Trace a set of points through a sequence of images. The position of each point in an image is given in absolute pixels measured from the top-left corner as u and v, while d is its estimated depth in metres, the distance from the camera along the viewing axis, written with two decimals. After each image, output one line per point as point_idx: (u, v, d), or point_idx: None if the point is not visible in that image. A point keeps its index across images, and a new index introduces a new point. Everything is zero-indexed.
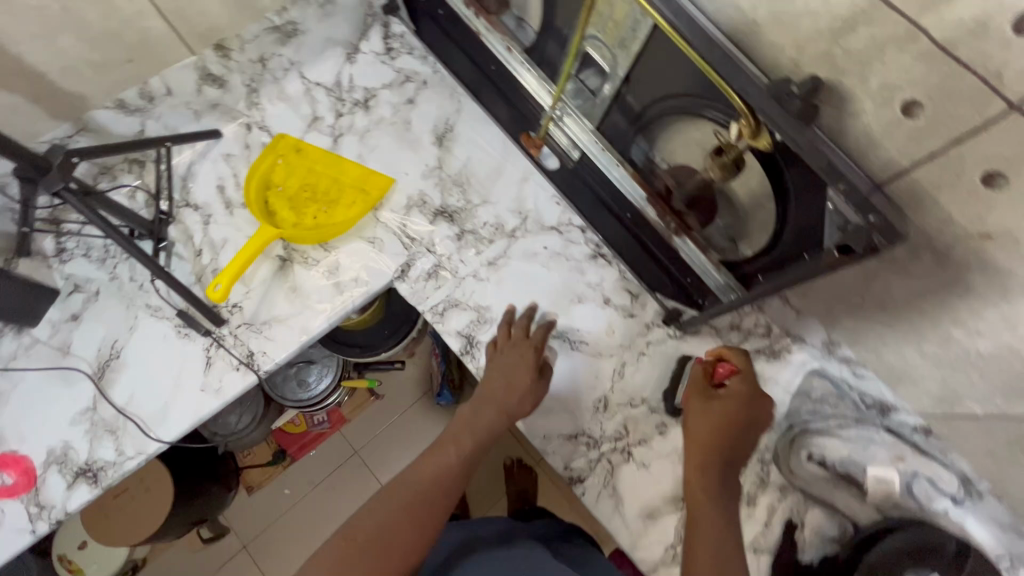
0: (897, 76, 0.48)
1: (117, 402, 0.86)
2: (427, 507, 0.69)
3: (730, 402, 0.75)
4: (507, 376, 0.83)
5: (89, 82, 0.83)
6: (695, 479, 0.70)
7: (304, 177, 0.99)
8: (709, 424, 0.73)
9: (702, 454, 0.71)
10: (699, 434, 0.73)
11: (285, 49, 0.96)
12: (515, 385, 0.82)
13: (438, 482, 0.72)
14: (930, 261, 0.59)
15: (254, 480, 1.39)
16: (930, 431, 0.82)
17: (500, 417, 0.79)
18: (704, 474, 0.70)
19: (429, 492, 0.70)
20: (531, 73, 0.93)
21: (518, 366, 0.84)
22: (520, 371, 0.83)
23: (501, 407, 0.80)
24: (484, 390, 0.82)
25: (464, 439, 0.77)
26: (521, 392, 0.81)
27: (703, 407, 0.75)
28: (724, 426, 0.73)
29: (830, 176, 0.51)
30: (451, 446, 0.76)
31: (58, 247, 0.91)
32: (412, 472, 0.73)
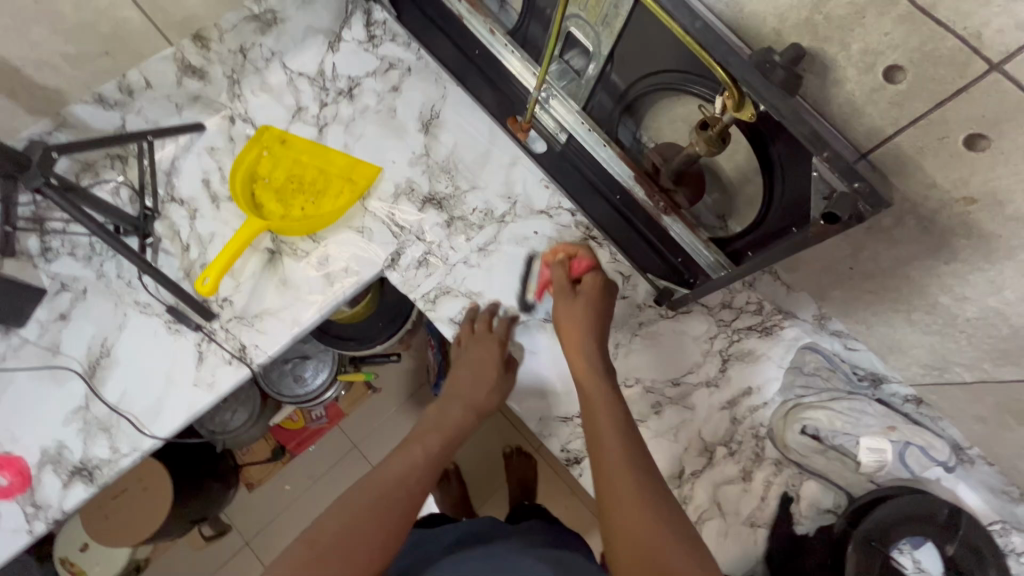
0: (878, 40, 0.48)
1: (110, 400, 0.86)
2: (400, 501, 0.67)
3: (590, 299, 0.78)
4: (475, 371, 0.84)
5: (66, 75, 0.81)
6: (591, 383, 0.72)
7: (290, 169, 0.98)
8: (571, 320, 0.77)
9: (584, 353, 0.75)
10: (589, 358, 0.75)
11: (265, 38, 0.96)
12: (481, 380, 0.84)
13: (410, 478, 0.70)
14: (915, 229, 0.60)
15: (254, 477, 1.38)
16: (921, 401, 0.84)
17: (469, 412, 0.81)
18: (595, 385, 0.72)
19: (400, 489, 0.68)
20: (515, 57, 0.92)
21: (484, 360, 0.85)
22: (486, 366, 0.85)
23: (469, 403, 0.81)
24: (452, 388, 0.83)
25: (431, 437, 0.76)
26: (488, 386, 0.83)
27: (563, 310, 0.79)
28: (583, 327, 0.76)
29: (814, 145, 0.50)
30: (419, 443, 0.75)
31: (42, 246, 0.90)
32: (382, 471, 0.71)
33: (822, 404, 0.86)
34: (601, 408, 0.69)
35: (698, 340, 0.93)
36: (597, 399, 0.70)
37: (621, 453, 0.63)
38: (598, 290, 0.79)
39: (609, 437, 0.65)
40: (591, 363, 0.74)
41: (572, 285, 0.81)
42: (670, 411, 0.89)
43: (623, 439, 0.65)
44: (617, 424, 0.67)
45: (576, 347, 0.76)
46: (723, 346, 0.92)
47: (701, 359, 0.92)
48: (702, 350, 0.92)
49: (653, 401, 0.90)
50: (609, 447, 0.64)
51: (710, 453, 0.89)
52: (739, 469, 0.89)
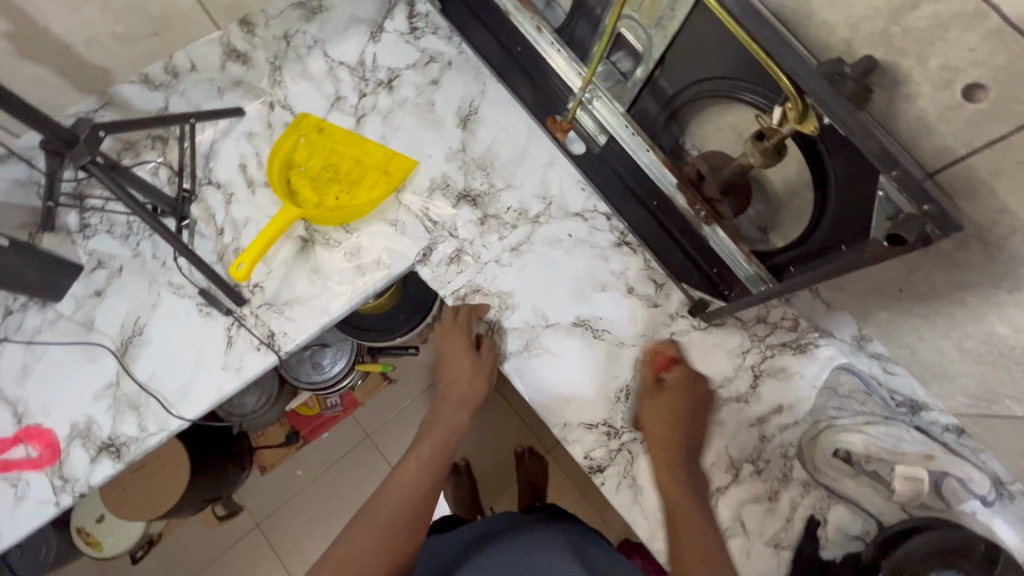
0: (961, 56, 0.46)
1: (140, 378, 0.86)
2: (411, 517, 0.73)
3: (678, 397, 0.82)
4: (458, 367, 0.88)
5: (115, 54, 0.82)
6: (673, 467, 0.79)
7: (327, 157, 0.98)
8: (659, 419, 0.81)
9: (674, 442, 0.80)
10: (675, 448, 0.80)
11: (309, 26, 0.97)
12: (465, 375, 0.88)
13: (417, 491, 0.75)
14: (978, 254, 0.57)
15: (267, 461, 1.38)
16: (963, 431, 0.79)
17: (458, 408, 0.86)
18: (676, 469, 0.79)
19: (409, 503, 0.74)
20: (559, 54, 0.91)
21: (458, 353, 0.89)
22: (462, 358, 0.88)
23: (457, 400, 0.86)
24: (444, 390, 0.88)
25: (428, 443, 0.82)
26: (473, 377, 0.87)
27: (652, 400, 0.83)
28: (677, 424, 0.81)
29: (883, 163, 0.48)
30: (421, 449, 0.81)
31: (82, 222, 0.91)
32: (389, 486, 0.76)
33: (856, 428, 0.84)
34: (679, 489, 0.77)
35: (730, 353, 0.91)
36: (679, 484, 0.78)
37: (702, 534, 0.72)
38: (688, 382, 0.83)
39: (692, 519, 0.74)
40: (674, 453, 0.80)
41: (659, 379, 0.85)
42: None
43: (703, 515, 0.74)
44: (698, 510, 0.75)
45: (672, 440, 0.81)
46: (755, 361, 0.90)
47: (732, 373, 0.90)
48: (733, 365, 0.90)
49: None
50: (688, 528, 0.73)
51: (737, 470, 0.87)
52: (765, 488, 0.86)
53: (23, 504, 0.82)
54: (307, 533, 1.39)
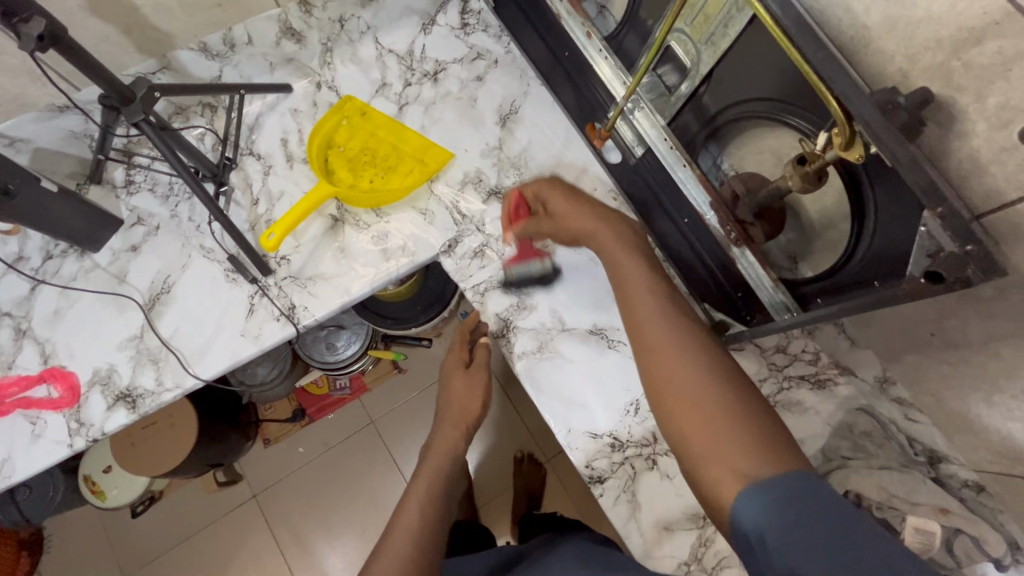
0: (1022, 97, 0.45)
1: (162, 333, 0.89)
2: (429, 529, 0.72)
3: (570, 205, 0.77)
4: (460, 390, 0.91)
5: (179, 21, 0.84)
6: (634, 288, 0.65)
7: (365, 141, 1.00)
8: (579, 225, 0.75)
9: (619, 263, 0.69)
10: (611, 249, 0.70)
11: (364, 12, 0.98)
12: (467, 395, 0.91)
13: (432, 508, 0.75)
14: (1019, 303, 0.55)
15: (271, 433, 1.42)
16: (982, 488, 0.76)
17: (456, 428, 0.88)
18: (636, 294, 0.64)
19: (428, 517, 0.74)
20: (605, 61, 0.89)
21: (455, 374, 0.93)
22: (461, 379, 0.92)
23: (455, 419, 0.89)
24: (444, 413, 0.91)
25: (436, 464, 0.83)
26: (468, 396, 0.91)
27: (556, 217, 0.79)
28: (606, 239, 0.72)
29: (929, 198, 0.47)
30: (428, 470, 0.82)
31: (127, 178, 0.95)
32: (407, 502, 0.76)
33: (871, 473, 0.81)
34: (651, 318, 0.62)
35: None
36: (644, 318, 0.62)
37: (677, 361, 0.57)
38: (552, 190, 0.81)
39: (660, 348, 0.59)
40: (637, 281, 0.66)
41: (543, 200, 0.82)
42: None
43: (674, 344, 0.59)
44: (667, 328, 0.60)
45: (616, 262, 0.69)
46: (771, 392, 0.89)
47: None
48: None
49: None
50: (661, 358, 0.58)
51: None
52: None
53: (38, 442, 0.84)
54: (300, 512, 1.40)
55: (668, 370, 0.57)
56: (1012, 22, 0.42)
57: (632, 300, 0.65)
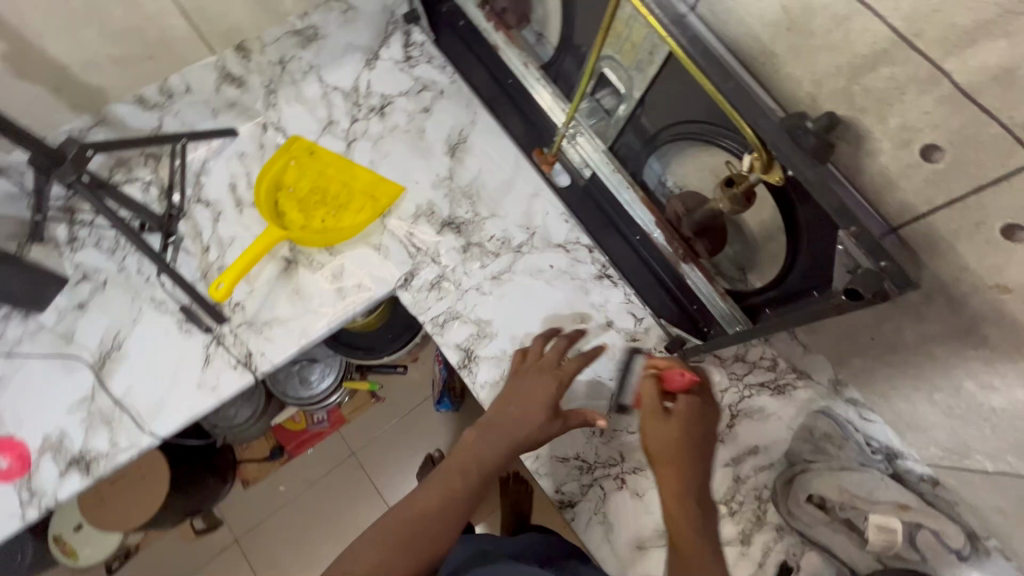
0: (917, 117, 0.47)
1: (115, 392, 0.87)
2: (424, 545, 0.60)
3: (672, 427, 0.66)
4: (535, 404, 0.72)
5: (112, 76, 0.82)
6: (690, 550, 0.59)
7: (314, 180, 1.00)
8: (666, 462, 0.65)
9: (680, 502, 0.63)
10: (678, 485, 0.64)
11: (305, 52, 0.98)
12: (541, 413, 0.71)
13: (441, 520, 0.62)
14: (944, 307, 0.56)
15: (249, 475, 1.39)
16: (938, 481, 0.79)
17: (515, 447, 0.69)
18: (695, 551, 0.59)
19: (434, 527, 0.61)
20: (545, 91, 0.91)
21: (542, 393, 0.73)
22: (547, 393, 0.73)
23: (518, 437, 0.69)
24: (506, 416, 0.72)
25: (474, 472, 0.66)
26: (537, 423, 0.71)
27: (649, 439, 0.67)
28: (685, 475, 0.64)
29: (841, 218, 0.49)
30: (458, 477, 0.65)
31: (70, 235, 0.93)
32: (414, 506, 0.63)
33: (832, 474, 0.83)
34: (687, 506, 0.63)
35: None
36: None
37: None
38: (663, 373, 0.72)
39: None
40: (688, 517, 0.62)
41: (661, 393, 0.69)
42: None
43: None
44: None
45: (675, 513, 0.63)
46: (733, 401, 0.90)
47: None
48: None
49: None
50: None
51: None
52: (738, 531, 0.85)
53: None
54: (285, 553, 1.36)
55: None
56: (899, 50, 0.44)
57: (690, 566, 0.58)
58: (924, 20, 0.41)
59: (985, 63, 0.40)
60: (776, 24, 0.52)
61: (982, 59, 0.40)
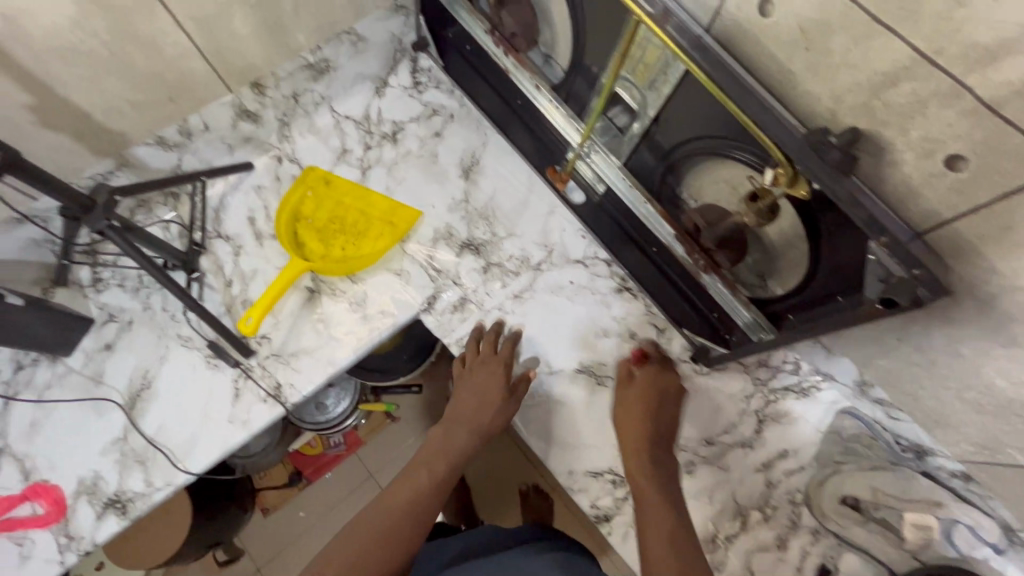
0: (940, 129, 0.48)
1: (147, 432, 0.87)
2: (401, 533, 0.66)
3: (636, 404, 0.84)
4: (481, 397, 0.85)
5: (133, 121, 0.83)
6: (645, 493, 0.74)
7: (332, 210, 1.01)
8: (630, 425, 0.82)
9: (636, 456, 0.79)
10: (633, 446, 0.80)
11: (317, 84, 1.00)
12: (486, 404, 0.84)
13: (414, 509, 0.70)
14: (972, 308, 0.58)
15: (269, 502, 1.38)
16: (970, 478, 0.79)
17: (472, 436, 0.81)
18: (647, 490, 0.74)
19: (405, 518, 0.68)
20: (558, 111, 0.93)
21: (489, 385, 0.86)
22: (492, 386, 0.86)
23: (473, 428, 0.82)
24: (458, 410, 0.84)
25: (437, 465, 0.76)
26: (491, 411, 0.84)
27: (619, 408, 0.85)
28: (648, 435, 0.81)
29: (871, 229, 0.50)
30: (423, 471, 0.75)
31: (94, 276, 0.93)
32: (383, 502, 0.71)
33: (864, 476, 0.84)
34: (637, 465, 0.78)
35: (735, 398, 0.92)
36: (649, 511, 0.71)
37: (666, 559, 0.63)
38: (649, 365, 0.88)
39: (656, 548, 0.65)
40: (643, 469, 0.77)
41: (630, 373, 0.89)
42: (704, 471, 0.89)
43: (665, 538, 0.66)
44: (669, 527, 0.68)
45: (634, 466, 0.78)
46: (759, 407, 0.91)
47: (737, 419, 0.91)
48: (738, 410, 0.92)
49: (687, 461, 0.89)
50: (656, 549, 0.65)
51: (745, 517, 0.87)
52: (774, 536, 0.86)
53: (27, 564, 0.81)
54: None
55: (659, 562, 0.63)
56: (920, 67, 0.46)
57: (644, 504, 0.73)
58: (945, 39, 0.43)
59: (1007, 77, 0.42)
60: (793, 44, 0.54)
61: (1004, 74, 0.42)
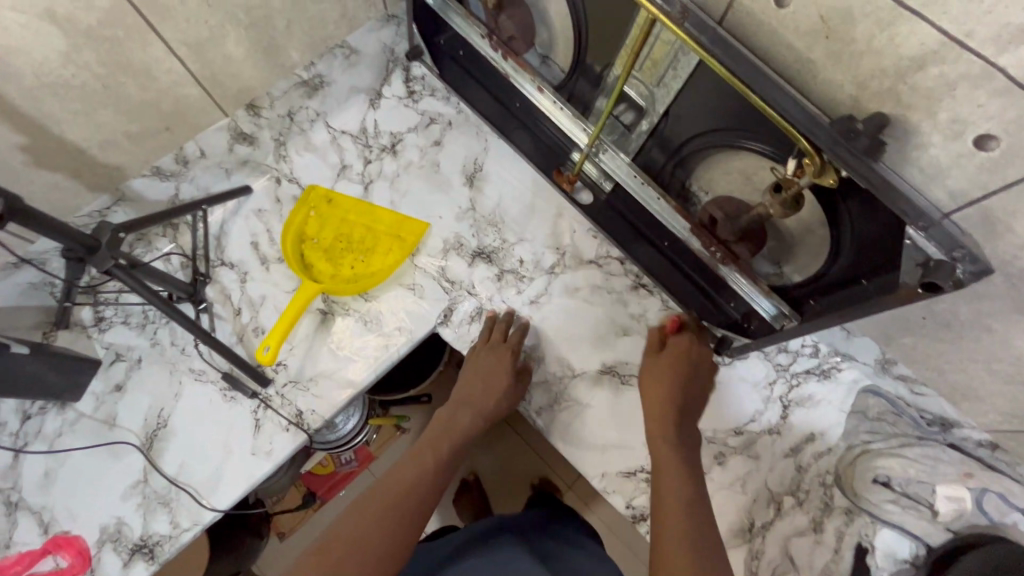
0: (970, 110, 0.48)
1: (168, 472, 0.84)
2: (402, 511, 0.73)
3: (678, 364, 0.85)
4: (487, 380, 0.88)
5: (128, 153, 0.80)
6: (663, 457, 0.77)
7: (337, 228, 0.99)
8: (664, 390, 0.83)
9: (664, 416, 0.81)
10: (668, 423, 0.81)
11: (311, 101, 0.97)
12: (492, 388, 0.88)
13: (416, 489, 0.76)
14: (1002, 283, 0.59)
15: (284, 526, 1.34)
16: (996, 445, 0.81)
17: (477, 418, 0.87)
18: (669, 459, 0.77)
19: (407, 498, 0.75)
20: (563, 113, 0.90)
21: (499, 371, 0.89)
22: (499, 373, 0.89)
23: (479, 410, 0.87)
24: (464, 393, 0.89)
25: (441, 446, 0.83)
26: (500, 394, 0.88)
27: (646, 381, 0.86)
28: (677, 401, 0.82)
29: (908, 214, 0.50)
30: (427, 453, 0.82)
31: (97, 316, 0.91)
32: (386, 484, 0.77)
33: (893, 453, 0.85)
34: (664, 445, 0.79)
35: (758, 385, 0.93)
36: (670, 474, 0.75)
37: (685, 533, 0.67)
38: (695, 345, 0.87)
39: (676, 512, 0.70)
40: (666, 428, 0.80)
41: (663, 342, 0.90)
42: (734, 462, 0.89)
43: (683, 503, 0.71)
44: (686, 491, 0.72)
45: (658, 442, 0.79)
46: (783, 392, 0.92)
47: (762, 406, 0.92)
48: (762, 398, 0.92)
49: (716, 452, 0.90)
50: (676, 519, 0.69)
51: (778, 504, 0.88)
52: (809, 520, 0.87)
53: None
54: None
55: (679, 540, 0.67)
56: (948, 50, 0.46)
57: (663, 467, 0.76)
58: (975, 21, 0.43)
59: None
60: (813, 33, 0.53)
61: None
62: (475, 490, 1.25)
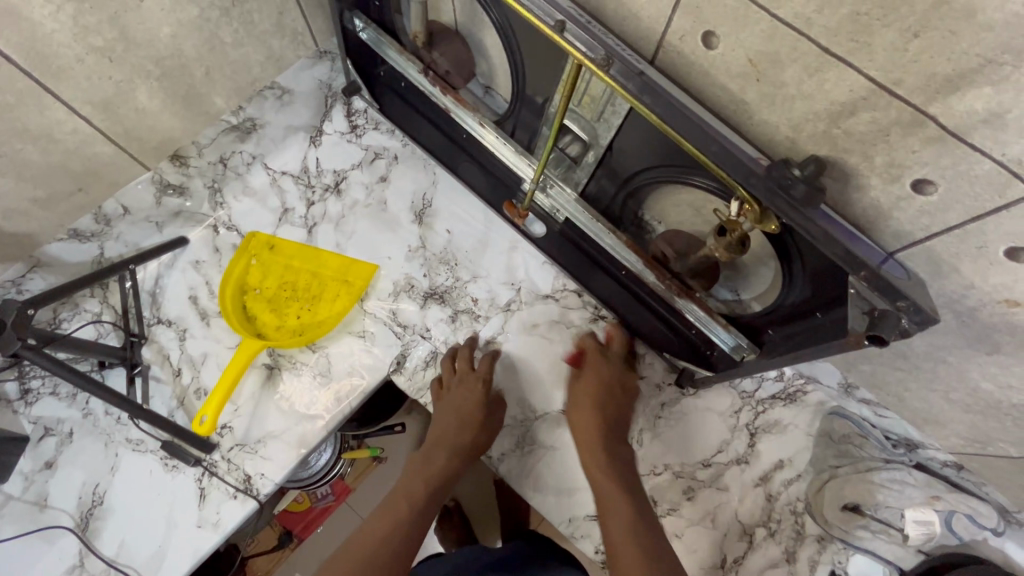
0: (906, 155, 0.46)
1: (106, 553, 0.80)
2: (381, 560, 0.71)
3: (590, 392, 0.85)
4: (458, 416, 0.84)
5: (38, 219, 0.74)
6: (601, 487, 0.79)
7: (281, 276, 0.94)
8: (585, 409, 0.85)
9: (590, 447, 0.82)
10: (594, 451, 0.82)
11: (245, 144, 0.92)
12: (465, 424, 0.84)
13: (392, 535, 0.73)
14: (953, 320, 0.57)
15: (260, 569, 1.18)
16: (961, 466, 0.80)
17: (453, 457, 0.83)
18: (607, 488, 0.78)
19: (384, 548, 0.72)
20: (506, 148, 0.85)
21: (469, 404, 0.85)
22: (469, 406, 0.85)
23: (454, 449, 0.83)
24: (439, 432, 0.85)
25: (417, 490, 0.79)
26: (472, 429, 0.84)
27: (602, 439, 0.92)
28: (596, 427, 0.83)
29: (849, 265, 0.48)
30: (400, 503, 0.77)
31: (22, 388, 0.82)
32: (363, 536, 0.74)
33: (861, 479, 0.82)
34: (590, 451, 0.82)
35: (724, 414, 0.90)
36: (609, 509, 0.76)
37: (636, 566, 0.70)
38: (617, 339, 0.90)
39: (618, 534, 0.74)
40: (596, 454, 0.82)
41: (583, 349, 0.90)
42: (703, 495, 0.88)
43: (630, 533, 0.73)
44: (630, 517, 0.75)
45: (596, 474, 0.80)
46: (749, 420, 0.90)
47: (728, 436, 0.90)
48: (729, 426, 0.90)
49: (685, 487, 0.88)
50: (605, 491, 0.78)
51: (750, 536, 0.86)
52: (782, 551, 0.86)
53: None
54: None
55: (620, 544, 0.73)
56: (879, 97, 0.44)
57: (607, 502, 0.77)
58: (902, 70, 0.41)
59: (970, 106, 0.40)
60: (744, 75, 0.51)
61: (966, 103, 0.40)
62: (456, 515, 1.20)
